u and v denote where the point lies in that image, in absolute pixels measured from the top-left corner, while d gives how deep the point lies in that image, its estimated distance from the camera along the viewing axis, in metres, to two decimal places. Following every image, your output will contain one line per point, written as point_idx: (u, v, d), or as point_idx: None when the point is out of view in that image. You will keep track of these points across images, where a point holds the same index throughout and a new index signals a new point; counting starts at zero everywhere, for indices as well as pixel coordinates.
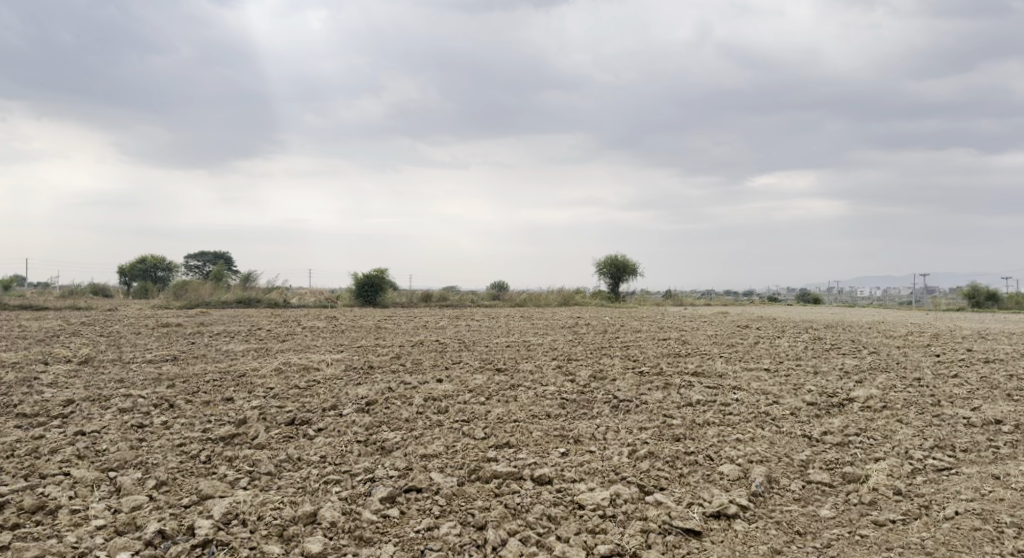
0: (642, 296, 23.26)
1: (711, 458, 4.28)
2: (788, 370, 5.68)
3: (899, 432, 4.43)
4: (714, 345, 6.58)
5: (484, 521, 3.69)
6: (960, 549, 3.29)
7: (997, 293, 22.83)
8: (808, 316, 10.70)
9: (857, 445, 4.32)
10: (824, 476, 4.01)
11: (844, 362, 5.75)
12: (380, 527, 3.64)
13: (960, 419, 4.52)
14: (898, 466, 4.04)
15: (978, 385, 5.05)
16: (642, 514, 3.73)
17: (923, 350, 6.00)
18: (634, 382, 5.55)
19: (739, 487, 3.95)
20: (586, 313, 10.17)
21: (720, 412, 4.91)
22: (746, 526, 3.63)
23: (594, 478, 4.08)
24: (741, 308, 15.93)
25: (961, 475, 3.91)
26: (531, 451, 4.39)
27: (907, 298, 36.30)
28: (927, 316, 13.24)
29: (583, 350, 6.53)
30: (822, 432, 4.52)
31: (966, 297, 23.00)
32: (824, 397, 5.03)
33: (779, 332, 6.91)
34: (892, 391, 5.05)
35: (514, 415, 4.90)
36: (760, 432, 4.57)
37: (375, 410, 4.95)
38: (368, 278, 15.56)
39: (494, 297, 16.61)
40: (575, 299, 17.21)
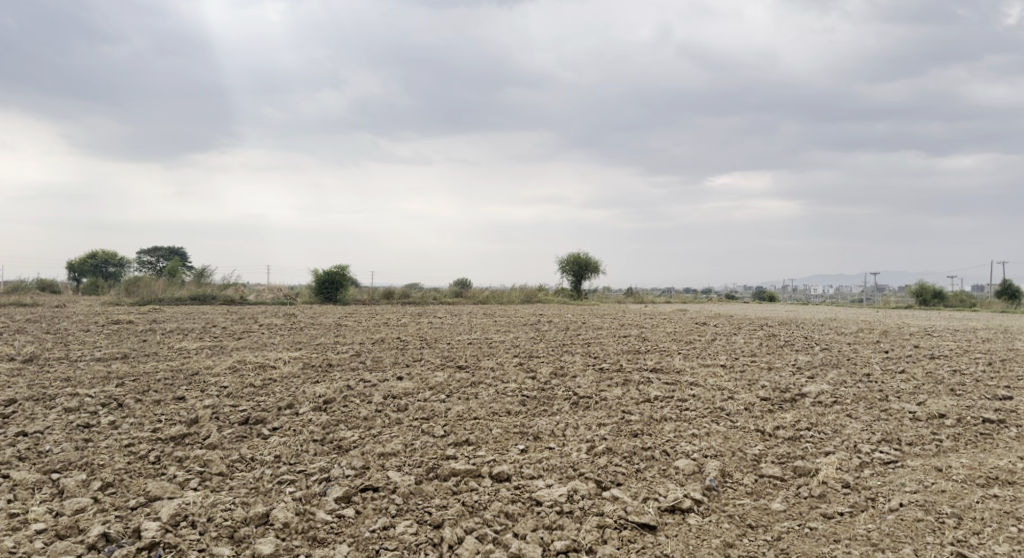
0: (604, 293, 23.47)
1: (668, 453, 4.33)
2: (743, 366, 5.78)
3: (848, 426, 4.55)
4: (673, 341, 6.67)
5: (441, 519, 3.67)
6: (903, 540, 3.40)
7: (944, 291, 23.71)
8: (760, 313, 10.94)
9: (808, 439, 4.42)
10: (776, 470, 4.09)
11: (797, 358, 5.88)
12: (334, 528, 3.60)
13: (906, 413, 4.65)
14: (846, 459, 4.15)
15: (924, 380, 5.21)
16: (599, 510, 3.76)
17: (873, 346, 6.17)
18: (593, 379, 5.59)
19: (693, 481, 4.01)
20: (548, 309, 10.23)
21: (677, 408, 4.97)
22: (700, 520, 3.69)
23: (552, 475, 4.09)
24: (698, 306, 16.15)
25: (907, 467, 4.03)
26: (490, 448, 4.39)
27: (862, 296, 37.27)
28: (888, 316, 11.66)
29: (544, 347, 6.55)
30: (774, 426, 4.61)
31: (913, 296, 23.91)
32: (778, 392, 5.14)
33: (736, 329, 7.04)
34: (842, 386, 5.18)
35: (474, 413, 4.89)
36: (715, 427, 4.65)
37: (332, 409, 4.89)
38: (329, 274, 15.36)
39: (457, 294, 16.55)
40: (538, 296, 17.25)
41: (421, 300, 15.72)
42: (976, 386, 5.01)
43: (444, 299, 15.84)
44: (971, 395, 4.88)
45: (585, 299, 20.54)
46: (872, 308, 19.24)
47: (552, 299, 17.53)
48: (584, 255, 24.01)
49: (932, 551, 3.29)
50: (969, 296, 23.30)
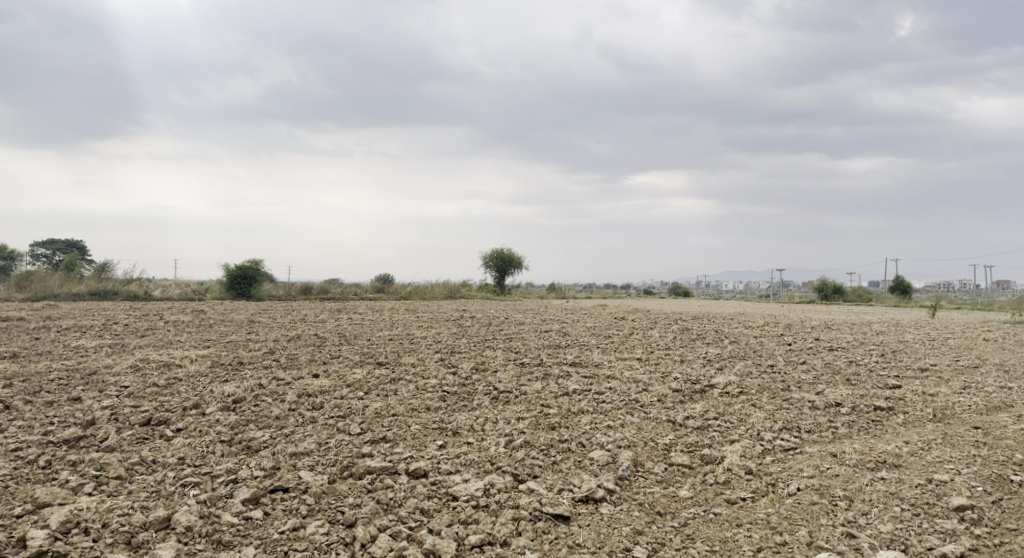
0: (528, 289, 23.71)
1: (583, 445, 4.41)
2: (658, 359, 5.97)
3: (753, 415, 4.76)
4: (592, 336, 6.80)
5: (354, 518, 3.61)
6: (800, 522, 3.58)
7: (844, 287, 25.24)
8: (673, 307, 11.27)
9: (715, 429, 4.60)
10: (685, 458, 4.24)
11: (708, 351, 6.11)
12: (241, 530, 3.49)
13: (805, 402, 4.91)
14: (750, 447, 4.35)
15: (823, 370, 5.52)
16: (515, 503, 3.79)
17: (778, 338, 6.49)
18: (514, 373, 5.63)
19: (607, 472, 4.10)
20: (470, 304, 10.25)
21: (594, 401, 5.07)
22: (612, 509, 3.77)
23: (469, 470, 4.09)
24: (616, 301, 16.55)
25: (804, 453, 4.25)
26: (407, 444, 4.35)
27: (775, 292, 39.04)
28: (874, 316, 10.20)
29: (465, 342, 6.55)
30: (685, 417, 4.78)
31: (816, 290, 25.34)
32: (689, 384, 5.32)
33: (652, 323, 7.25)
34: (749, 378, 5.42)
35: (392, 409, 4.83)
36: (629, 419, 4.77)
37: (242, 408, 4.72)
38: (242, 269, 14.89)
39: (379, 290, 16.32)
40: (461, 292, 17.22)
41: (341, 295, 15.43)
42: (869, 376, 5.35)
43: (365, 295, 15.57)
44: (864, 384, 5.19)
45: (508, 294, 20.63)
46: (780, 303, 20.07)
47: (476, 295, 17.53)
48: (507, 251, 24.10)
49: (824, 532, 3.48)
50: (867, 292, 24.79)
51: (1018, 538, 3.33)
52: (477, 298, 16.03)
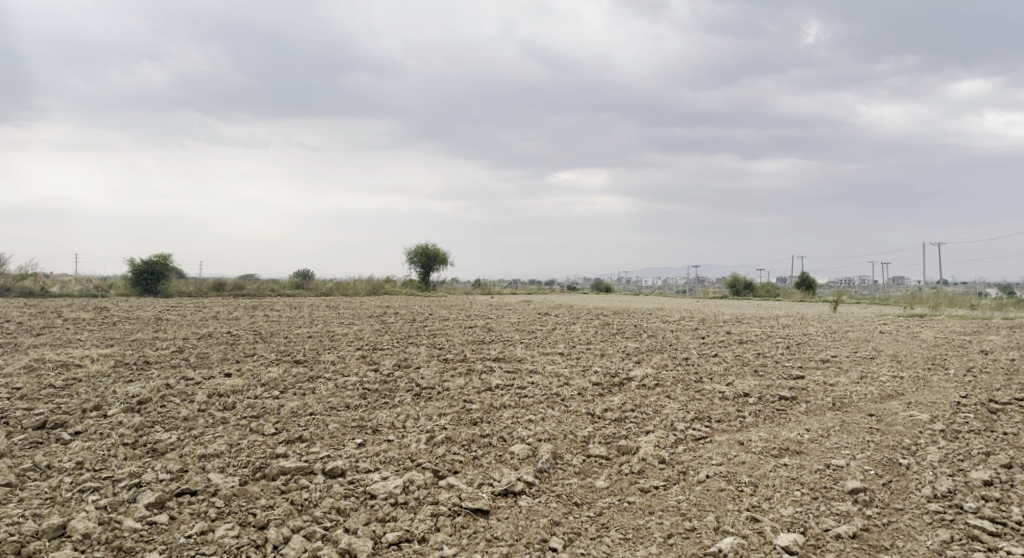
0: (453, 285, 23.69)
1: (504, 439, 4.44)
2: (579, 353, 6.08)
3: (667, 407, 4.93)
4: (515, 331, 6.86)
5: (266, 520, 3.52)
6: (708, 508, 3.72)
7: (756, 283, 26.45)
8: (591, 302, 11.54)
9: (632, 420, 4.74)
10: (602, 450, 4.35)
11: (627, 345, 6.28)
12: (144, 536, 3.34)
13: (716, 393, 5.12)
14: (664, 437, 4.50)
15: (733, 362, 5.78)
16: (434, 499, 3.78)
17: (692, 332, 6.74)
18: (436, 369, 5.60)
19: (527, 465, 4.15)
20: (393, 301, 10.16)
21: (516, 395, 5.11)
22: (531, 501, 3.82)
23: (388, 467, 4.05)
24: (540, 296, 16.78)
25: (714, 442, 4.43)
26: (325, 443, 4.27)
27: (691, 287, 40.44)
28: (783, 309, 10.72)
29: (387, 339, 6.47)
30: (603, 409, 4.89)
31: (730, 286, 26.47)
32: (608, 377, 5.46)
33: (574, 318, 7.38)
34: (664, 370, 5.60)
35: (310, 408, 4.73)
36: (550, 412, 4.84)
37: (147, 410, 4.52)
38: (149, 264, 14.23)
39: (299, 286, 15.93)
40: (384, 288, 17.00)
41: (258, 291, 14.97)
42: (775, 367, 5.63)
43: (283, 291, 15.12)
44: (771, 375, 5.47)
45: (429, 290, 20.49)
46: (695, 298, 20.89)
47: (398, 291, 17.34)
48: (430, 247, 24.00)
49: (730, 517, 3.63)
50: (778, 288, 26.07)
51: (903, 515, 3.50)
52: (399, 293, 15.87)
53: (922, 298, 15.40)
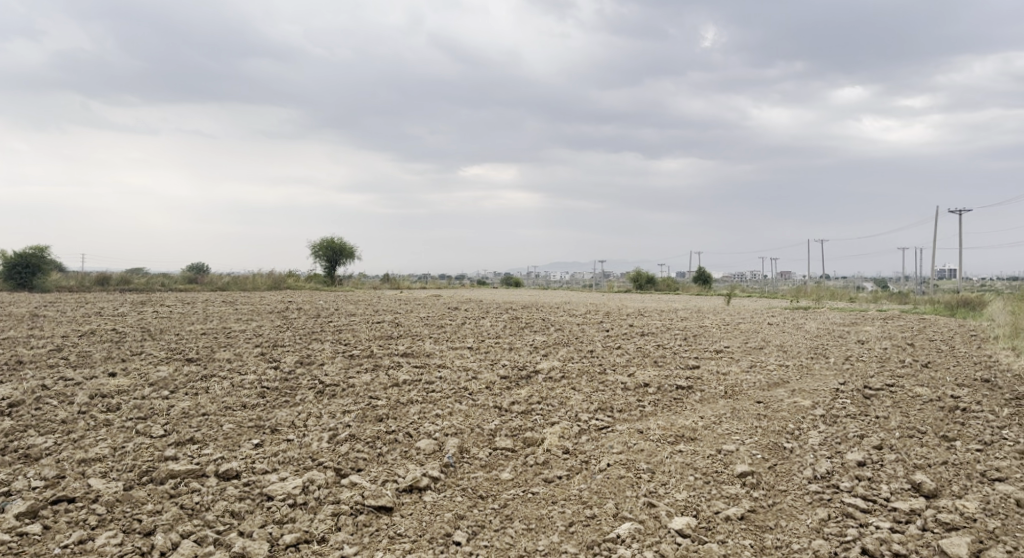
0: (360, 279, 23.24)
1: (410, 435, 4.36)
2: (487, 347, 6.11)
3: (572, 398, 5.03)
4: (424, 325, 6.82)
5: (152, 526, 3.33)
6: (608, 496, 3.83)
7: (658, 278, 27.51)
8: (496, 296, 11.65)
9: (538, 413, 4.80)
10: (508, 443, 4.38)
11: (535, 339, 6.36)
12: (12, 548, 3.09)
13: (619, 384, 5.29)
14: (568, 428, 4.59)
15: (635, 354, 5.98)
16: (335, 498, 3.68)
17: (597, 325, 6.92)
18: (341, 365, 5.46)
19: (433, 460, 4.11)
20: (295, 296, 9.85)
21: (423, 390, 5.04)
22: (435, 496, 3.78)
23: (287, 467, 3.92)
24: (449, 291, 16.77)
25: (616, 431, 4.57)
26: (219, 445, 4.08)
27: (600, 282, 41.50)
28: (675, 302, 11.26)
29: (289, 335, 6.27)
30: (510, 402, 4.93)
31: (634, 280, 27.40)
32: (516, 370, 5.52)
33: (483, 312, 7.41)
34: (570, 363, 5.72)
35: (203, 408, 4.51)
36: (457, 407, 4.82)
37: (18, 413, 4.18)
38: (20, 257, 13.13)
39: (193, 280, 15.16)
40: (285, 283, 16.42)
41: (147, 286, 14.16)
42: (674, 358, 5.87)
43: (174, 286, 14.36)
44: (670, 365, 5.69)
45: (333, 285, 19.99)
46: (600, 292, 21.50)
47: (301, 285, 16.82)
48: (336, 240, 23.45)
49: (629, 503, 3.74)
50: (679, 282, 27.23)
51: (786, 496, 3.71)
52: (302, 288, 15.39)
53: (807, 292, 16.45)
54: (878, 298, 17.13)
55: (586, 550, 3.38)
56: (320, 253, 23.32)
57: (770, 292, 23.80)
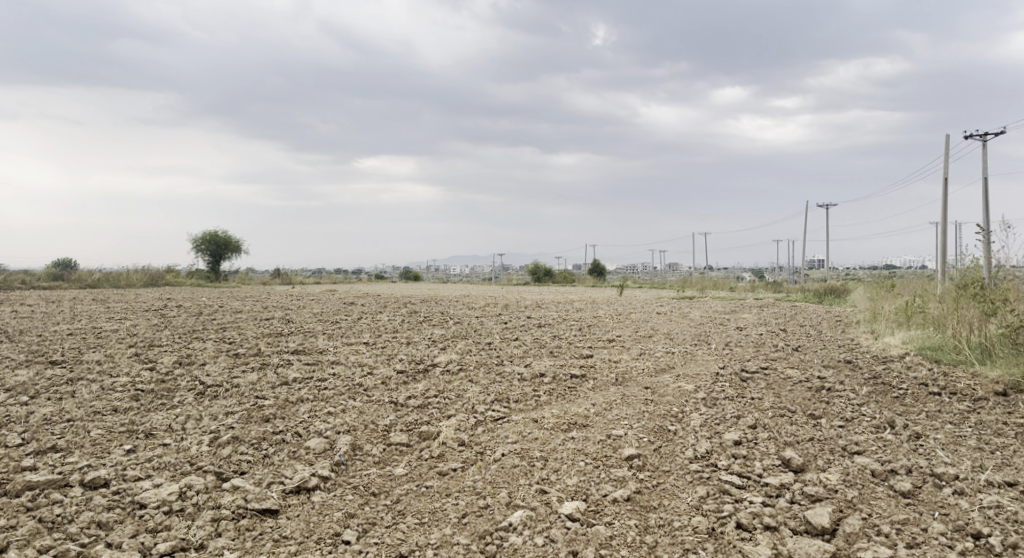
0: (251, 276, 22.32)
1: (299, 434, 4.20)
2: (384, 342, 6.01)
3: (469, 390, 5.04)
4: (317, 321, 6.62)
5: (5, 543, 3.06)
6: (502, 485, 3.83)
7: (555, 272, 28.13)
8: (391, 290, 11.53)
9: (434, 406, 4.76)
10: (403, 437, 4.30)
11: (433, 333, 6.32)
12: None
13: (515, 375, 5.34)
14: (465, 420, 4.57)
15: (532, 345, 6.06)
16: (215, 503, 3.50)
17: (496, 317, 6.96)
18: (225, 364, 5.20)
19: (323, 459, 3.97)
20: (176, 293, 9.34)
21: (314, 388, 4.88)
22: (325, 496, 3.66)
23: (163, 473, 3.69)
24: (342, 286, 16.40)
25: (511, 421, 4.60)
26: (85, 452, 3.79)
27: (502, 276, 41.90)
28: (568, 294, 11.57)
29: (169, 334, 5.91)
30: (406, 397, 4.86)
31: (532, 273, 27.90)
32: (413, 364, 5.46)
33: (380, 307, 7.29)
34: (467, 355, 5.73)
35: (68, 414, 4.18)
36: (350, 403, 4.69)
37: None
38: None
39: (58, 278, 14.03)
40: (164, 281, 15.43)
41: (4, 284, 12.96)
42: (569, 348, 6.00)
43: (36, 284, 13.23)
44: (565, 355, 5.81)
45: (219, 282, 18.99)
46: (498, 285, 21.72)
47: (181, 282, 15.95)
48: (223, 235, 22.43)
49: (522, 491, 3.77)
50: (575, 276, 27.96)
51: (670, 477, 3.87)
52: (183, 284, 14.53)
53: (694, 282, 17.35)
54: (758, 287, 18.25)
55: (478, 540, 3.38)
56: (204, 247, 22.09)
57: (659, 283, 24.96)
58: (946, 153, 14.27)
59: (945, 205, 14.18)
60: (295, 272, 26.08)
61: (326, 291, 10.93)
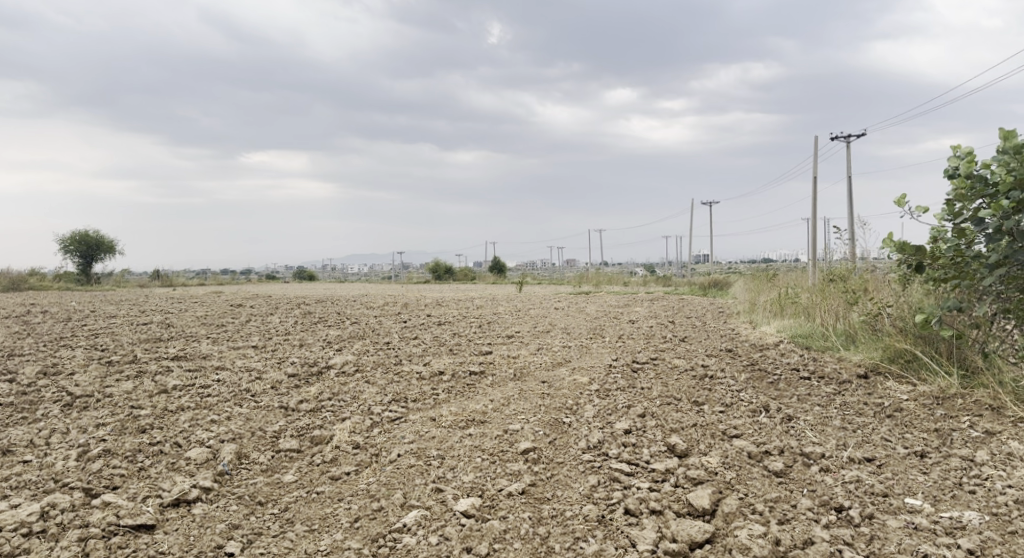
0: (129, 278, 20.95)
1: (179, 445, 3.99)
2: (274, 345, 5.81)
3: (365, 391, 4.96)
4: (202, 325, 6.30)
5: None
6: (397, 486, 3.78)
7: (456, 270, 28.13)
8: (279, 291, 11.14)
9: (327, 409, 4.64)
10: (293, 443, 4.16)
11: (327, 334, 6.17)
12: None
13: (414, 374, 5.31)
14: (360, 422, 4.49)
15: (431, 343, 6.04)
16: (83, 521, 3.27)
17: (394, 316, 6.89)
18: (97, 373, 4.86)
19: (205, 469, 3.78)
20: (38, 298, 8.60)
21: (197, 396, 4.64)
22: (207, 507, 3.49)
23: (22, 493, 3.42)
24: (226, 287, 15.69)
25: (408, 421, 4.56)
26: None
27: (406, 275, 41.44)
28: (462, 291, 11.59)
29: (30, 342, 5.45)
30: (297, 401, 4.71)
31: (433, 271, 27.79)
32: (306, 367, 5.31)
33: (272, 308, 7.04)
34: (364, 356, 5.63)
35: None
36: (236, 410, 4.49)
37: None
38: None
39: None
40: (26, 285, 14.20)
41: None
42: (468, 345, 6.02)
43: None
44: (464, 352, 5.83)
45: (88, 285, 17.68)
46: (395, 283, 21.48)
47: (44, 285, 14.72)
48: (96, 236, 20.95)
49: (417, 491, 3.73)
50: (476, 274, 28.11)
51: (563, 468, 3.96)
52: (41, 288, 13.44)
53: (586, 278, 17.82)
54: (652, 282, 18.98)
55: (370, 543, 3.32)
56: (75, 248, 20.54)
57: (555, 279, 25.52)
58: (814, 154, 15.40)
59: (812, 203, 15.32)
60: (179, 274, 24.66)
61: (210, 293, 10.38)
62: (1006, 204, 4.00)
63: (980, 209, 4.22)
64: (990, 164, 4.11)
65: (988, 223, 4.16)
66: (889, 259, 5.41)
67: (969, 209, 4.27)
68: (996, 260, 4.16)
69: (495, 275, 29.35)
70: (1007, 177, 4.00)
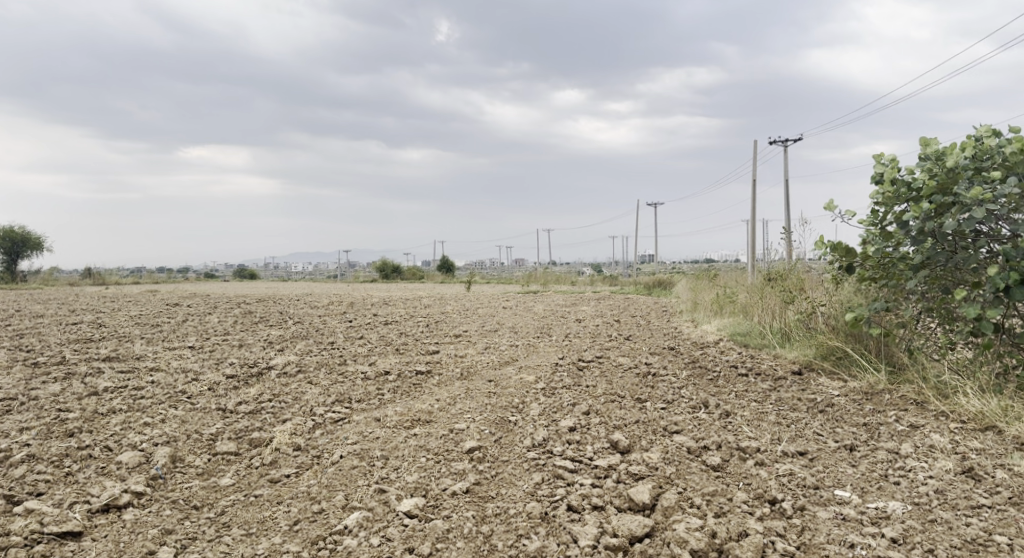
0: (58, 277, 20.04)
1: (109, 449, 3.84)
2: (213, 346, 5.65)
3: (307, 392, 4.87)
4: (136, 325, 6.09)
5: None
6: (338, 488, 3.73)
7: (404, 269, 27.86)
8: (216, 291, 10.82)
9: (267, 411, 4.55)
10: (231, 446, 4.06)
11: (269, 334, 6.04)
12: None
13: (359, 374, 5.25)
14: (301, 424, 4.41)
15: (377, 343, 5.98)
16: (4, 530, 3.13)
17: (339, 316, 6.80)
18: (21, 376, 4.64)
19: (137, 474, 3.66)
20: None
21: (130, 398, 4.48)
22: (138, 513, 3.38)
23: None
24: (160, 286, 15.17)
25: (352, 422, 4.50)
26: None
27: (354, 274, 40.87)
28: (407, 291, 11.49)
29: None
30: (236, 403, 4.60)
31: (381, 270, 27.48)
32: (246, 368, 5.18)
33: (210, 308, 6.85)
34: (307, 356, 5.53)
35: None
36: (171, 413, 4.35)
37: None
38: None
39: None
40: None
41: None
42: (414, 345, 5.98)
43: None
44: (411, 352, 5.80)
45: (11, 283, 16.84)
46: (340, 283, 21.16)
47: None
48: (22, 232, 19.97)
49: (359, 493, 3.69)
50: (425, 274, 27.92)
51: (507, 466, 3.98)
52: None
53: (533, 278, 17.89)
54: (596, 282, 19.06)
55: (310, 546, 3.27)
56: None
57: (503, 278, 25.55)
58: (754, 157, 15.87)
59: (753, 204, 15.80)
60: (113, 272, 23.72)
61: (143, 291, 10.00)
62: (927, 208, 4.21)
63: (904, 212, 4.43)
64: (913, 170, 4.32)
65: (912, 225, 4.37)
66: (822, 259, 5.62)
67: (894, 213, 4.48)
68: (919, 261, 4.37)
69: (444, 274, 29.22)
70: (928, 183, 4.21)
